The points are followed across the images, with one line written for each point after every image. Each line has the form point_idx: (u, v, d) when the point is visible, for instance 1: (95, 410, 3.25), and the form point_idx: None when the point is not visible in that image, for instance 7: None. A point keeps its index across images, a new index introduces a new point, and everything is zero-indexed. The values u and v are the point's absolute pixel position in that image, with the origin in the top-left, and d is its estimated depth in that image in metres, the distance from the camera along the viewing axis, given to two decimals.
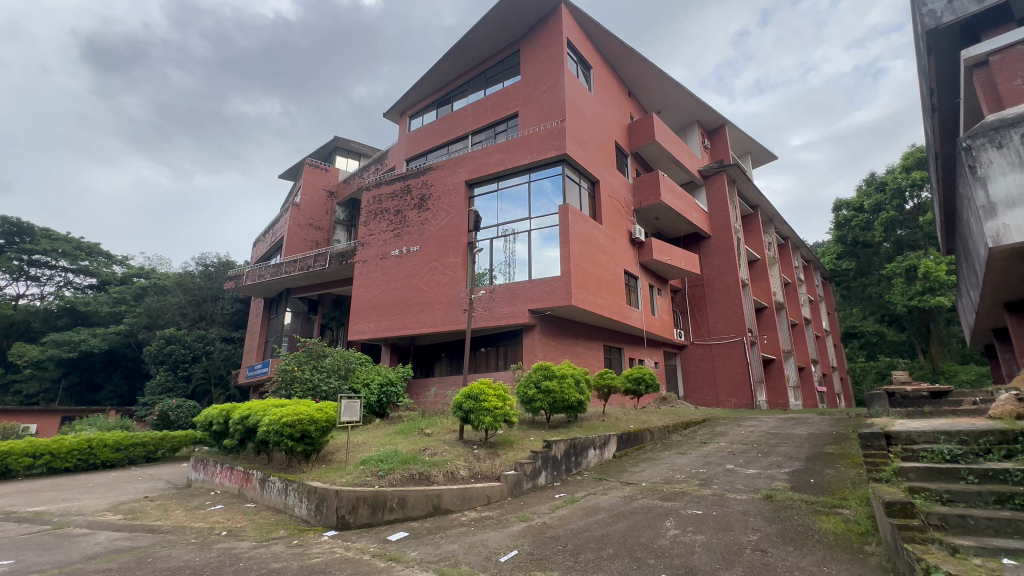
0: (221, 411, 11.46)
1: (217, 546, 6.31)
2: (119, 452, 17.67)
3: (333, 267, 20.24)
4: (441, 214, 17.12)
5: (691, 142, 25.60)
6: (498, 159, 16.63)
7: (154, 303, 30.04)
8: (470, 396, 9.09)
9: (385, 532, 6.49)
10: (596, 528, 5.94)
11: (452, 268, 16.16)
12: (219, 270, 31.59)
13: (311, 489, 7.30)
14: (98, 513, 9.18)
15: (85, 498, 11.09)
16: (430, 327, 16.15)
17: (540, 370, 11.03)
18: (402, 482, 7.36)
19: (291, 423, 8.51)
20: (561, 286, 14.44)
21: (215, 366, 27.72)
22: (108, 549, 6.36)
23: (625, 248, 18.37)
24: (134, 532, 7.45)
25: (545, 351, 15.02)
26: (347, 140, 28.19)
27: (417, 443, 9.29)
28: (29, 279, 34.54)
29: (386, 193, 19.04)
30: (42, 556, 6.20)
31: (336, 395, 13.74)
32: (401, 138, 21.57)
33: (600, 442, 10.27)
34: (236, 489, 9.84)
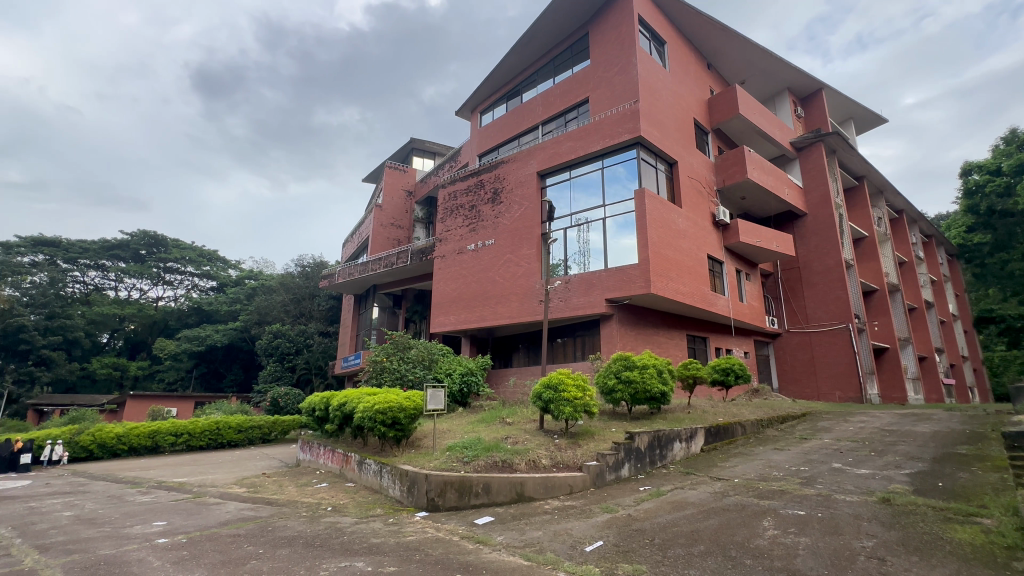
0: (322, 398, 12.55)
1: (325, 519, 6.95)
2: (241, 433, 19.97)
3: (414, 263, 21.23)
4: (514, 207, 17.28)
5: (781, 112, 23.41)
6: (568, 148, 16.39)
7: (263, 302, 33.66)
8: (550, 385, 9.12)
9: (472, 516, 6.75)
10: (684, 523, 5.72)
11: (527, 260, 16.29)
12: (314, 269, 34.44)
13: (402, 471, 7.80)
14: (228, 485, 10.53)
15: (216, 472, 12.75)
16: (507, 318, 16.42)
17: (620, 360, 10.78)
18: (487, 468, 7.59)
19: (383, 410, 9.12)
20: (638, 273, 13.98)
21: (315, 357, 30.41)
22: (236, 517, 7.26)
23: (708, 231, 17.31)
24: (257, 503, 8.43)
25: (624, 342, 14.64)
26: (423, 141, 29.32)
27: (500, 432, 9.54)
28: (166, 283, 40.27)
29: (461, 189, 19.54)
30: (187, 519, 7.25)
31: (421, 384, 14.46)
32: (473, 133, 21.99)
33: (686, 435, 9.85)
34: (338, 470, 10.77)
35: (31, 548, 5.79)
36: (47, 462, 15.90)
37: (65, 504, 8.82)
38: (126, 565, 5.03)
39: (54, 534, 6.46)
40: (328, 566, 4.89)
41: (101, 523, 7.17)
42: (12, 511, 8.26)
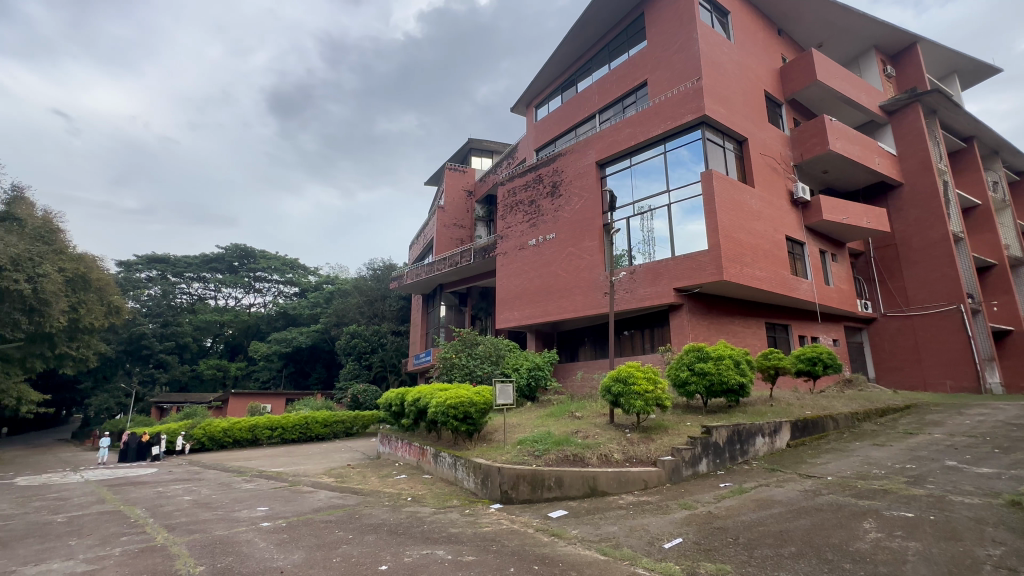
0: (398, 394, 13.19)
1: (406, 509, 7.32)
2: (327, 427, 21.41)
3: (477, 261, 21.66)
4: (574, 199, 17.07)
5: (866, 74, 21.17)
6: (628, 134, 15.89)
7: (340, 305, 36.00)
8: (619, 378, 8.93)
9: (546, 509, 6.79)
10: (771, 523, 5.39)
11: (589, 252, 16.06)
12: (384, 272, 36.16)
13: (476, 464, 8.02)
14: (319, 475, 11.41)
15: (308, 463, 13.85)
16: (572, 312, 16.29)
17: (692, 351, 10.34)
18: (558, 462, 7.60)
19: (455, 405, 9.42)
20: (709, 260, 13.31)
21: (389, 355, 31.97)
22: (327, 504, 7.84)
23: (785, 211, 16.09)
24: (345, 492, 9.05)
25: (696, 332, 14.01)
26: (481, 140, 29.76)
27: (570, 426, 9.50)
28: (256, 291, 44.19)
29: (520, 185, 19.59)
30: (286, 505, 7.95)
31: (490, 379, 14.72)
32: (529, 128, 21.97)
33: (769, 429, 9.27)
34: (415, 462, 11.28)
35: (162, 526, 6.63)
36: (174, 451, 18.46)
37: (185, 489, 10.01)
38: (238, 545, 5.61)
39: (178, 515, 7.35)
40: (411, 553, 5.14)
41: (215, 507, 8.05)
42: (145, 494, 9.52)
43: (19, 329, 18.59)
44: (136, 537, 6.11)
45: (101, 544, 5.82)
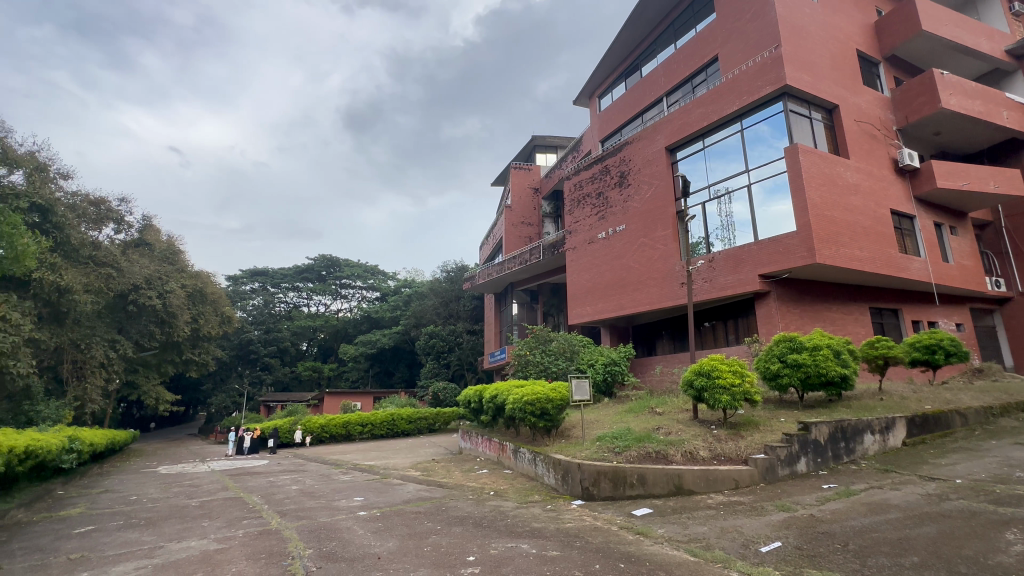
0: (475, 391, 13.58)
1: (489, 503, 7.51)
2: (412, 423, 22.57)
3: (547, 258, 21.64)
4: (644, 188, 16.45)
5: (986, 15, 18.26)
6: (699, 115, 15.04)
7: (418, 307, 37.65)
8: (701, 372, 8.50)
9: (630, 507, 6.63)
10: (888, 529, 4.85)
11: (663, 242, 15.44)
12: (457, 273, 37.32)
13: (555, 460, 8.03)
14: (406, 469, 12.06)
15: (396, 457, 14.69)
16: (647, 305, 15.76)
17: (784, 342, 9.57)
18: (640, 459, 7.40)
19: (531, 402, 9.50)
20: (799, 242, 12.24)
21: (466, 354, 32.96)
22: (416, 496, 8.26)
23: (889, 182, 14.37)
24: (431, 485, 9.48)
25: (786, 321, 12.96)
26: (545, 136, 29.69)
27: (650, 422, 9.21)
28: (343, 297, 47.52)
29: (586, 177, 19.23)
30: (379, 496, 8.50)
31: (566, 375, 14.65)
32: (593, 119, 21.55)
33: (880, 426, 8.36)
34: (495, 458, 11.54)
35: (275, 512, 7.38)
36: (297, 443, 20.45)
37: (292, 479, 11.05)
38: (340, 531, 6.11)
39: (288, 503, 8.13)
40: (496, 545, 5.27)
41: (318, 496, 8.80)
42: (260, 483, 10.64)
43: (155, 339, 21.58)
44: (255, 521, 6.87)
45: (228, 526, 6.62)
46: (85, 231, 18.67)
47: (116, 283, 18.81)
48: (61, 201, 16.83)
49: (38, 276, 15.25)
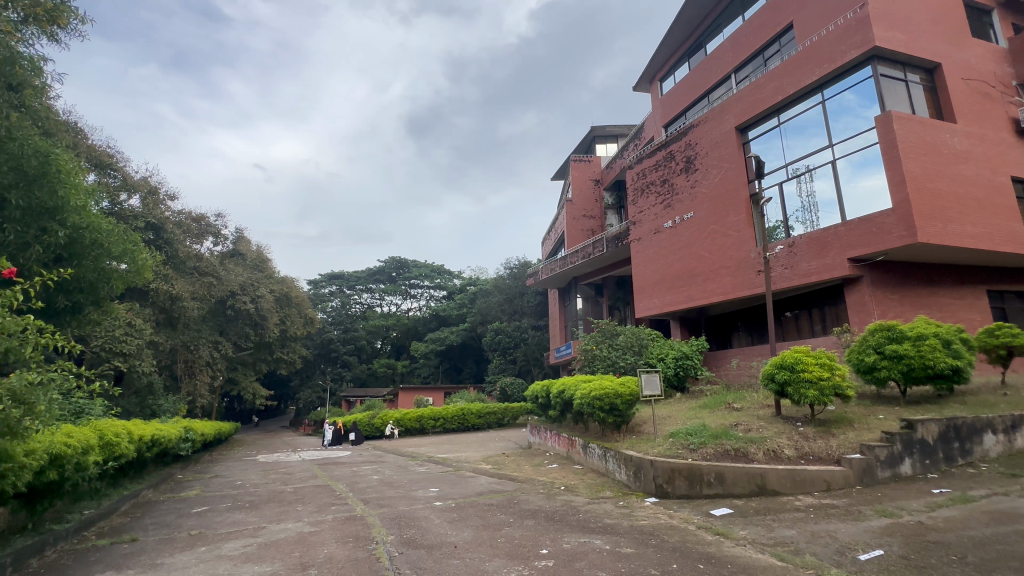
0: (543, 386, 13.63)
1: (560, 497, 7.53)
2: (481, 418, 23.14)
3: (611, 251, 21.19)
4: (713, 172, 15.58)
5: None
6: (772, 90, 13.96)
7: (483, 304, 38.45)
8: (784, 365, 7.93)
9: (708, 506, 6.36)
10: (1016, 542, 4.26)
11: (736, 228, 14.58)
12: (522, 269, 36.79)
13: (627, 456, 7.87)
14: (478, 462, 12.40)
15: (468, 450, 15.14)
16: (720, 295, 14.97)
17: (880, 332, 8.69)
18: (717, 457, 7.06)
19: (599, 397, 9.35)
20: (895, 220, 11.04)
21: (532, 349, 33.19)
22: (488, 489, 8.47)
23: (1008, 146, 12.55)
24: (503, 478, 9.68)
25: (883, 308, 11.75)
26: (605, 126, 29.02)
27: (728, 418, 8.75)
28: (412, 296, 49.62)
29: (649, 165, 18.50)
30: (453, 488, 8.81)
31: (634, 369, 14.29)
32: (655, 104, 20.74)
33: (1003, 425, 7.37)
34: (565, 453, 11.54)
35: (359, 500, 7.90)
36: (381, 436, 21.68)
37: (373, 470, 11.75)
38: (418, 520, 6.42)
39: (370, 492, 8.67)
40: (569, 540, 5.28)
41: (396, 486, 9.28)
42: (345, 472, 11.43)
43: (250, 339, 23.82)
44: (342, 507, 7.40)
45: (318, 511, 7.17)
46: (189, 245, 20.97)
47: (217, 290, 20.97)
48: (170, 219, 19.04)
49: (155, 286, 17.48)
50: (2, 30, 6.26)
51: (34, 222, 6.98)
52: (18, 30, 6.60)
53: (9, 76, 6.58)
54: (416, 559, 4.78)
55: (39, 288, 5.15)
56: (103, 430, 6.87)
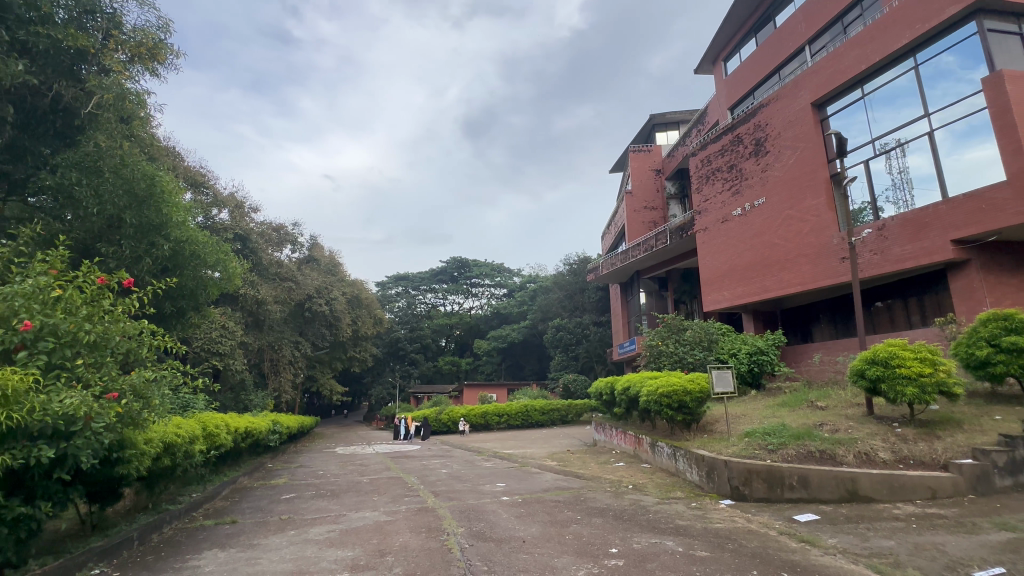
0: (607, 383, 13.38)
1: (628, 496, 7.37)
2: (545, 414, 23.18)
3: (675, 242, 20.38)
4: (786, 154, 14.50)
5: None
6: (854, 58, 12.73)
7: (544, 301, 38.47)
8: (876, 360, 7.23)
9: (790, 511, 5.95)
10: None
11: (815, 213, 13.51)
12: (582, 264, 36.31)
13: (699, 456, 7.54)
14: (543, 458, 12.43)
15: (533, 447, 15.23)
16: (799, 285, 13.94)
17: (993, 322, 7.70)
18: (799, 459, 6.59)
19: (667, 394, 9.04)
20: (1011, 195, 9.70)
21: (594, 345, 32.72)
22: (554, 486, 8.46)
23: None
24: (568, 476, 9.63)
25: (996, 295, 10.39)
26: (664, 114, 27.94)
27: (811, 417, 8.14)
28: (474, 295, 50.71)
29: (714, 150, 17.53)
30: (519, 483, 8.91)
31: (704, 365, 13.65)
32: (720, 86, 19.63)
33: None
34: (632, 451, 11.27)
35: (430, 492, 8.22)
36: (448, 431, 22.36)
37: (442, 463, 12.15)
38: (486, 514, 6.56)
39: (440, 485, 8.98)
40: (639, 540, 5.16)
41: (464, 480, 9.53)
42: (416, 466, 11.90)
43: (326, 339, 25.44)
44: (414, 499, 7.72)
45: (393, 501, 7.54)
46: (271, 253, 22.75)
47: (296, 294, 22.62)
48: (254, 230, 20.78)
49: (244, 292, 19.20)
50: (115, 71, 7.11)
51: (145, 237, 7.86)
52: (126, 69, 7.44)
53: (120, 110, 7.43)
54: (486, 552, 4.88)
55: (150, 297, 5.79)
56: (205, 421, 7.64)
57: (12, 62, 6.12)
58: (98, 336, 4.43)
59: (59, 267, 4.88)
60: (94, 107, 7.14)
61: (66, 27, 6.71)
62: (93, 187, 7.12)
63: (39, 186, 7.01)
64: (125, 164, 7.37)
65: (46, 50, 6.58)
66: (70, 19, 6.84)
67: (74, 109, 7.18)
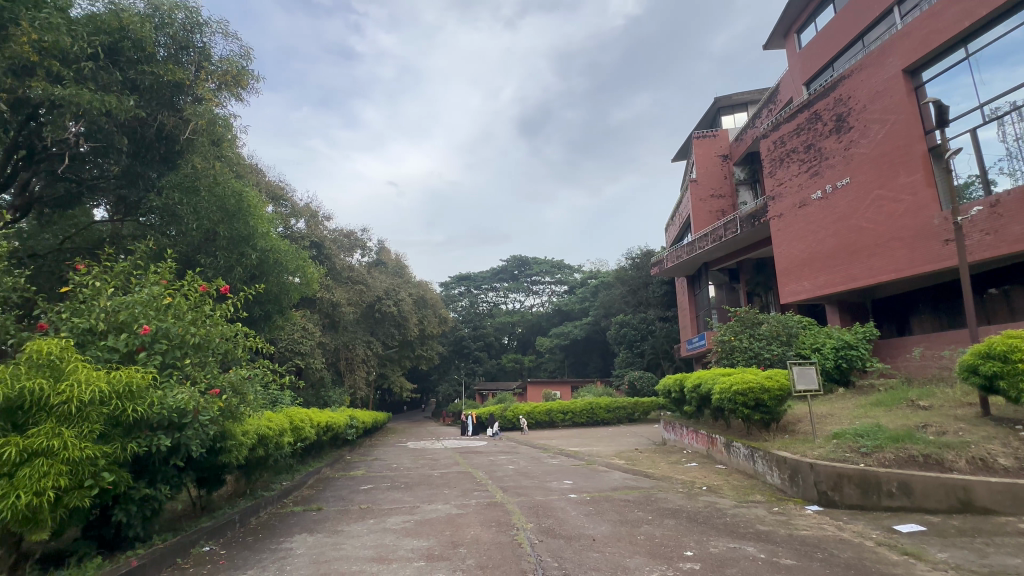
0: (676, 380, 12.89)
1: (702, 498, 7.07)
2: (610, 412, 22.79)
3: (746, 231, 19.22)
4: (874, 129, 13.17)
5: None
6: (955, 15, 11.30)
7: (606, 297, 37.76)
8: (991, 355, 6.39)
9: (889, 520, 5.43)
10: None
11: (910, 191, 12.19)
12: (645, 258, 35.26)
13: (780, 458, 7.08)
14: (610, 456, 12.23)
15: (599, 445, 15.03)
16: (893, 272, 12.64)
17: None
18: (899, 463, 5.99)
19: (742, 392, 8.55)
20: None
21: (660, 341, 31.68)
22: (623, 485, 8.29)
23: None
24: (637, 475, 9.41)
25: None
26: (730, 96, 26.41)
27: (911, 418, 7.37)
28: (535, 293, 50.85)
29: (788, 130, 16.28)
30: (587, 481, 8.83)
31: (783, 361, 12.75)
32: (793, 60, 18.21)
33: None
34: (705, 451, 10.78)
35: (498, 487, 8.37)
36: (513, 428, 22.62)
37: (509, 460, 12.32)
38: (555, 511, 6.57)
39: (508, 480, 9.11)
40: (716, 544, 4.94)
41: (531, 476, 9.60)
42: (484, 461, 12.15)
43: (396, 338, 26.63)
44: (484, 493, 7.91)
45: (464, 495, 7.77)
46: (343, 258, 24.17)
47: (367, 296, 23.89)
48: (328, 237, 22.18)
49: (321, 295, 20.58)
50: (206, 100, 7.87)
51: (236, 248, 8.66)
52: (216, 96, 8.20)
53: (212, 134, 8.22)
54: (556, 549, 4.90)
55: (242, 302, 6.35)
56: (292, 416, 8.28)
57: (124, 99, 6.99)
58: (202, 338, 4.94)
59: (167, 278, 5.49)
60: (191, 133, 7.94)
61: (166, 63, 7.53)
62: (192, 206, 7.94)
63: (149, 206, 7.95)
64: (218, 183, 8.15)
65: (151, 85, 7.42)
66: (169, 55, 7.69)
67: (175, 136, 8.00)
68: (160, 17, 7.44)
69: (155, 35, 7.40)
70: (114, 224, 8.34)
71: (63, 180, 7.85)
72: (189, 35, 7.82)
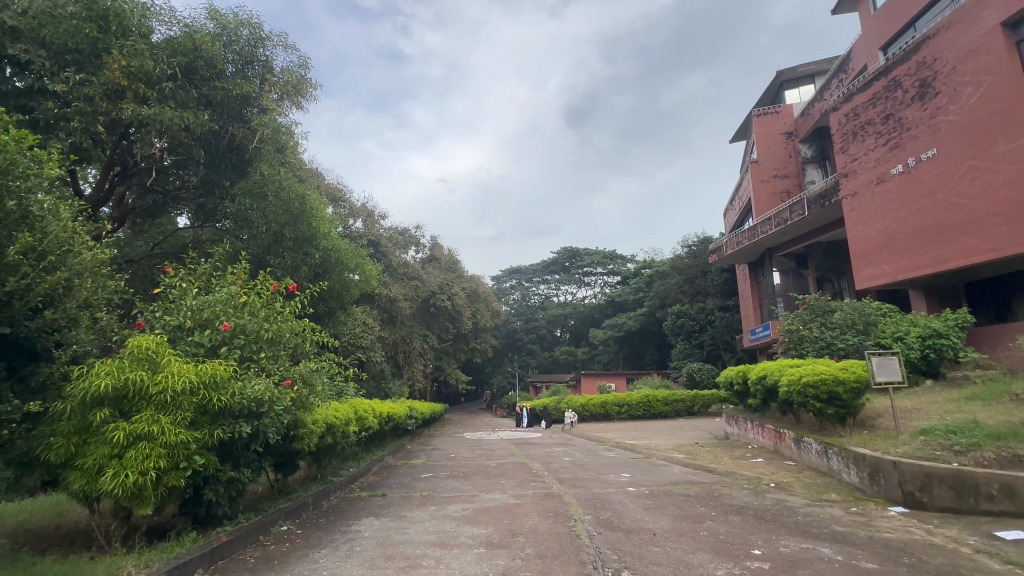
0: (738, 372, 12.29)
1: (770, 496, 6.72)
2: (668, 405, 22.14)
3: (814, 213, 17.93)
4: (966, 92, 11.83)
5: None
6: None
7: (661, 287, 36.64)
8: None
9: (989, 526, 4.91)
10: None
11: (1011, 160, 10.88)
12: (702, 245, 33.84)
13: (858, 455, 6.59)
14: (669, 450, 11.90)
15: (658, 438, 14.67)
16: (990, 252, 11.36)
17: None
18: (1001, 463, 5.39)
19: (814, 384, 8.02)
20: None
21: (720, 332, 30.34)
22: (684, 480, 8.05)
23: None
24: (699, 470, 9.10)
25: None
26: (795, 68, 24.62)
27: (1015, 413, 6.62)
28: (587, 284, 50.22)
29: (862, 101, 14.96)
30: (645, 475, 8.65)
31: (860, 352, 11.82)
32: (867, 23, 16.67)
33: None
34: (772, 446, 10.23)
35: (555, 479, 8.39)
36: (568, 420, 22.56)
37: (564, 452, 12.32)
38: (612, 503, 6.50)
39: (564, 472, 9.11)
40: (786, 543, 4.69)
41: (588, 469, 9.54)
42: (539, 453, 12.21)
43: (450, 331, 27.27)
44: (540, 484, 7.97)
45: (520, 485, 7.87)
46: (399, 255, 25.00)
47: (422, 291, 24.62)
48: (383, 235, 23.00)
49: (379, 291, 21.46)
50: (271, 109, 8.38)
51: (302, 249, 9.21)
52: (279, 106, 8.71)
53: (276, 142, 8.76)
54: (615, 541, 4.85)
55: (309, 299, 6.74)
56: (356, 406, 8.72)
57: (199, 114, 7.61)
58: (274, 333, 5.31)
59: (243, 278, 5.91)
60: (258, 142, 8.44)
61: (234, 78, 8.09)
62: (261, 209, 8.53)
63: (224, 212, 8.59)
64: (283, 188, 8.68)
65: (222, 99, 7.98)
66: (237, 71, 8.25)
67: (244, 146, 8.53)
68: (227, 35, 8.00)
69: (224, 52, 7.97)
70: (195, 230, 9.08)
71: (153, 193, 8.63)
72: (253, 50, 8.34)
